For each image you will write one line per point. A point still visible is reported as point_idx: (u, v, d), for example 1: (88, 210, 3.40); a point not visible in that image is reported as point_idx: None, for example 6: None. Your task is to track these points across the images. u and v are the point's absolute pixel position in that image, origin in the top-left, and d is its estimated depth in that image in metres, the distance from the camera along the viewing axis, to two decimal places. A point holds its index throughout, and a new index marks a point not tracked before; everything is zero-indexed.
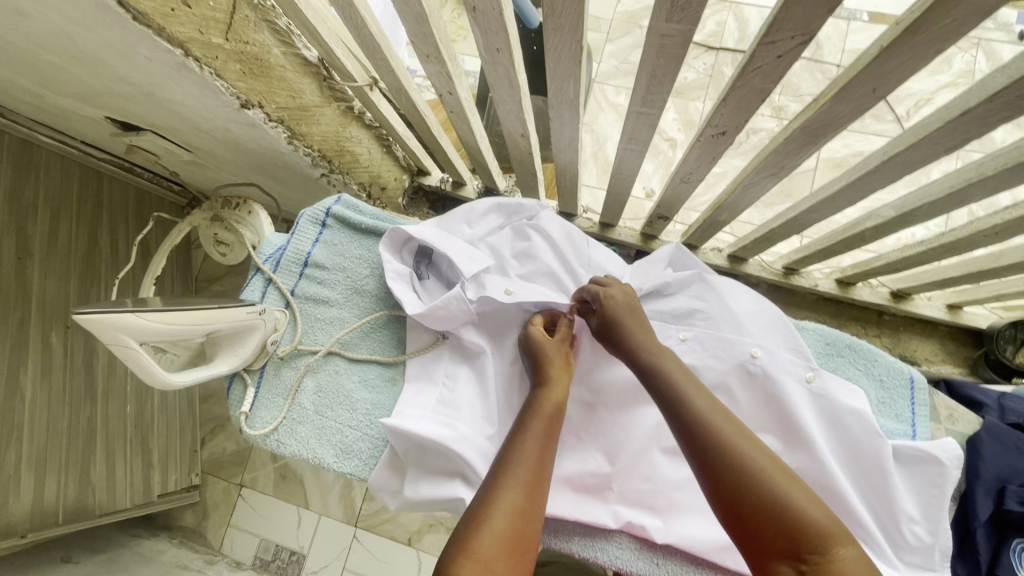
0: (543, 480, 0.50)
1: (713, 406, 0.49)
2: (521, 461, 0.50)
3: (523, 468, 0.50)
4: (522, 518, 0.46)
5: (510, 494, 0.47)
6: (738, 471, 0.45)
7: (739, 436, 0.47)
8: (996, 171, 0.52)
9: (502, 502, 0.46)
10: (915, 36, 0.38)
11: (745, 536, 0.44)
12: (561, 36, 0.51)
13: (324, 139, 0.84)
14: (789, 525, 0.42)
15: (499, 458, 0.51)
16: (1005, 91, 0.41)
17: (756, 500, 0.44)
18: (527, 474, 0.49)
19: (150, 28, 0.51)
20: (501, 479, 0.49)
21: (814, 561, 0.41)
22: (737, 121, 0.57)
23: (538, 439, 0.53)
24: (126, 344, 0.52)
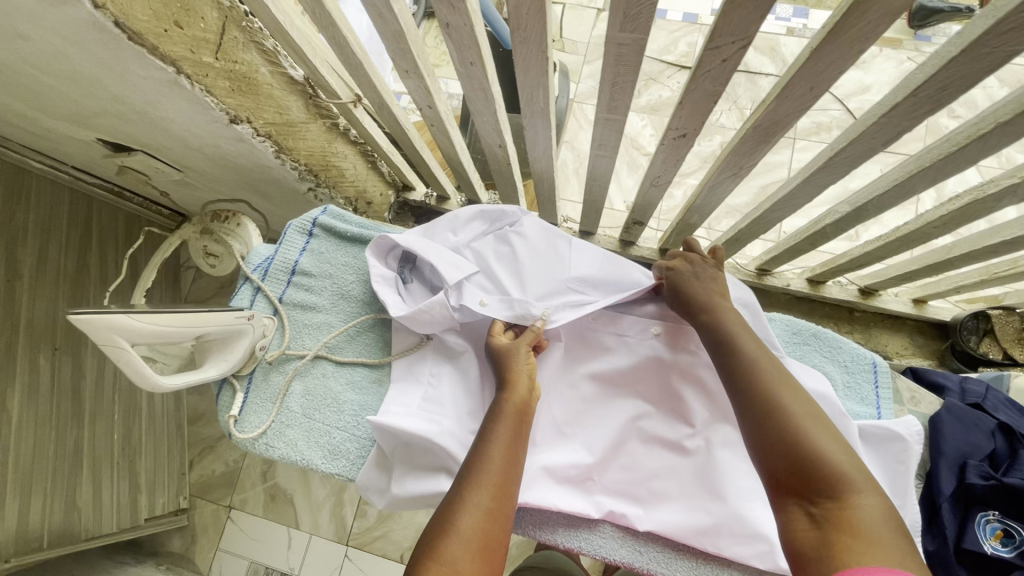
0: (514, 481, 0.53)
1: (759, 358, 0.56)
2: (495, 463, 0.52)
3: (494, 471, 0.52)
4: (495, 516, 0.49)
5: (482, 496, 0.49)
6: (776, 419, 0.51)
7: (782, 389, 0.53)
8: (931, 162, 0.56)
9: (472, 504, 0.49)
10: (838, 37, 0.42)
11: (777, 477, 0.49)
12: (527, 47, 0.55)
13: (311, 154, 0.88)
14: (809, 469, 0.47)
15: (471, 459, 0.53)
16: (925, 85, 0.45)
17: (784, 442, 0.49)
18: (499, 478, 0.51)
19: (145, 46, 0.55)
20: (474, 481, 0.51)
21: (822, 506, 0.46)
22: (695, 124, 0.61)
23: (509, 441, 0.55)
24: (119, 345, 0.54)
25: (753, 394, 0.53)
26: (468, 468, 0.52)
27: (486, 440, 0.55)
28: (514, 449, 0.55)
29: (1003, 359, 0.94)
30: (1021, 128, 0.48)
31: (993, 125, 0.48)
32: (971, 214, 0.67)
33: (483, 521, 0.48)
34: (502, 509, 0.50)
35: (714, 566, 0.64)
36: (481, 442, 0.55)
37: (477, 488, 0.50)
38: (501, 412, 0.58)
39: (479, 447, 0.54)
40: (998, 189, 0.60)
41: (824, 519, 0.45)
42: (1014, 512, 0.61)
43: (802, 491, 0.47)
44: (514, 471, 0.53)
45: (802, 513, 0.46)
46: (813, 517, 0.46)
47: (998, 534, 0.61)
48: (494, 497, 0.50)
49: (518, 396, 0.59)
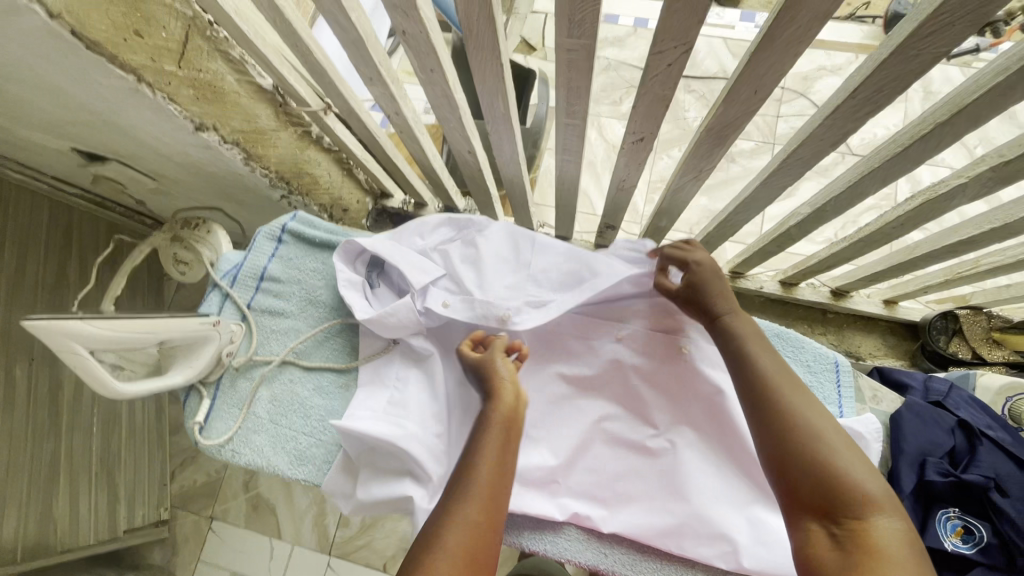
0: (502, 486, 0.53)
1: (775, 370, 0.56)
2: (479, 470, 0.52)
3: (483, 483, 0.52)
4: (482, 527, 0.49)
5: (468, 508, 0.50)
6: (795, 432, 0.51)
7: (800, 402, 0.53)
8: (880, 163, 0.58)
9: (461, 517, 0.49)
10: (773, 41, 0.44)
11: (802, 494, 0.49)
12: (481, 53, 0.56)
13: (282, 162, 0.89)
14: (830, 486, 0.47)
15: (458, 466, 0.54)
16: (861, 87, 0.46)
17: (804, 459, 0.49)
18: (483, 487, 0.51)
19: (103, 55, 0.56)
20: (462, 494, 0.51)
21: (844, 526, 0.46)
22: (651, 128, 0.62)
23: (496, 447, 0.55)
24: (76, 351, 0.54)
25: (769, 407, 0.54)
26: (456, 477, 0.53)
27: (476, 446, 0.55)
28: (501, 454, 0.55)
29: (972, 358, 0.95)
30: (958, 128, 0.49)
31: (932, 126, 0.50)
32: (926, 214, 0.68)
33: (467, 532, 0.48)
34: (489, 519, 0.50)
35: (678, 567, 0.64)
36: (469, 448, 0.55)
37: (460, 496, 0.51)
38: (489, 421, 0.57)
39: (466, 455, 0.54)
40: (948, 188, 0.61)
41: (846, 540, 0.45)
42: (973, 508, 0.62)
43: (822, 509, 0.47)
44: (504, 482, 0.53)
45: (822, 532, 0.46)
46: (833, 536, 0.46)
47: (958, 531, 0.62)
48: (479, 509, 0.50)
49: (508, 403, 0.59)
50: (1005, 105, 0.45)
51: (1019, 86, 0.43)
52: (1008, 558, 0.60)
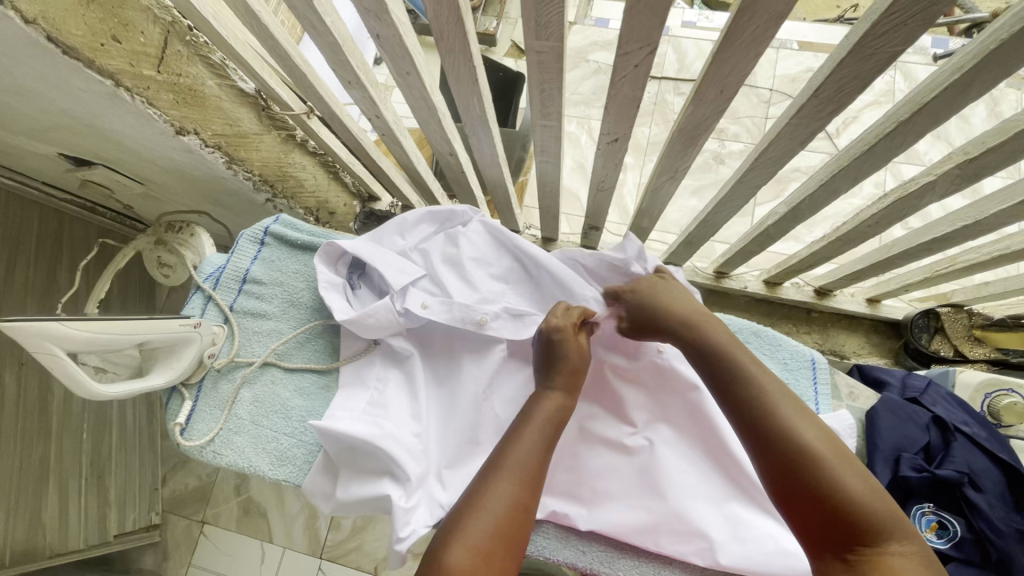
0: (535, 493, 0.51)
1: (766, 380, 0.52)
2: (516, 473, 0.51)
3: (514, 476, 0.51)
4: (507, 532, 0.47)
5: (498, 507, 0.48)
6: (790, 446, 0.47)
7: (795, 417, 0.49)
8: (848, 162, 0.58)
9: (489, 508, 0.48)
10: (733, 42, 0.44)
11: (806, 518, 0.46)
12: (454, 56, 0.57)
13: (265, 164, 0.89)
14: (835, 508, 0.45)
15: (489, 466, 0.52)
16: (823, 86, 0.47)
17: (811, 486, 0.46)
18: (518, 488, 0.50)
19: (80, 61, 0.57)
20: (498, 475, 0.50)
21: (858, 553, 0.43)
22: (624, 128, 0.63)
23: (535, 453, 0.53)
24: (52, 352, 0.55)
25: (758, 421, 0.50)
26: (484, 477, 0.51)
27: (511, 446, 0.53)
28: (540, 459, 0.54)
29: (954, 355, 0.95)
30: (920, 127, 0.50)
31: (895, 125, 0.50)
32: (899, 212, 0.68)
33: (497, 535, 0.46)
34: (518, 526, 0.48)
35: (655, 565, 0.64)
36: (505, 448, 0.54)
37: (492, 492, 0.49)
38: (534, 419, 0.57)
39: (502, 454, 0.53)
40: (918, 186, 0.62)
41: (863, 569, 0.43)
42: (946, 503, 0.63)
43: (834, 536, 0.45)
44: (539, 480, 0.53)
45: (837, 562, 0.44)
46: (848, 564, 0.43)
47: (934, 526, 0.63)
48: (510, 510, 0.48)
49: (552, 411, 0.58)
50: (963, 102, 0.46)
51: (974, 85, 0.43)
52: (982, 552, 0.61)
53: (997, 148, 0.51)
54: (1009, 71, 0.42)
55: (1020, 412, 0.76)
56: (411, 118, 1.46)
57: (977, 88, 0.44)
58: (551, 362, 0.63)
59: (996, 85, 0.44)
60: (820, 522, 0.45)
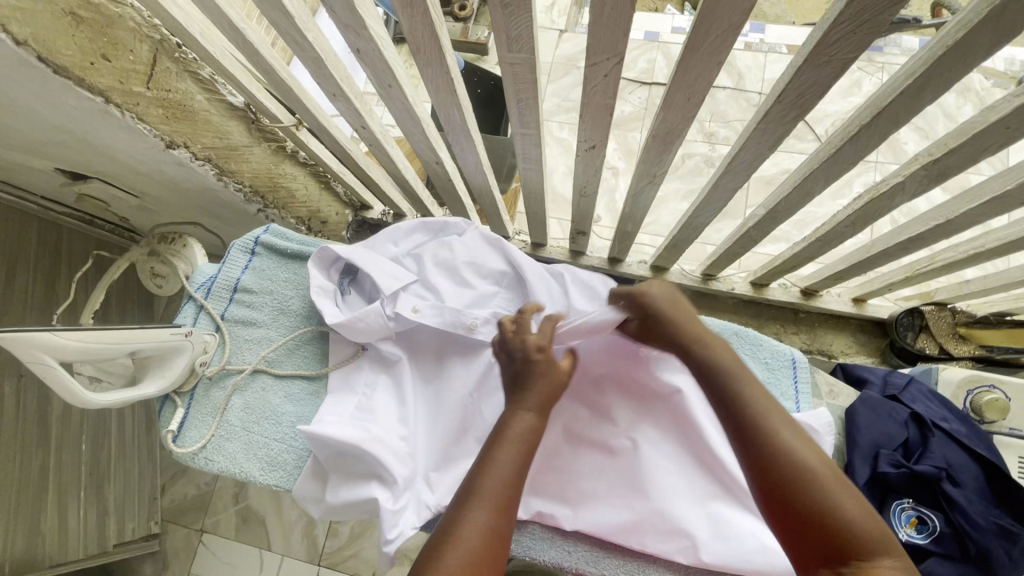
0: (511, 518, 0.51)
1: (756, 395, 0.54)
2: (491, 499, 0.51)
3: (486, 505, 0.51)
4: (482, 560, 0.48)
5: (472, 536, 0.49)
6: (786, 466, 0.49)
7: (786, 432, 0.51)
8: (818, 164, 0.60)
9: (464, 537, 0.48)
10: (695, 51, 0.46)
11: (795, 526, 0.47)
12: (433, 68, 0.59)
13: (256, 175, 0.91)
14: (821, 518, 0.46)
15: (466, 491, 0.52)
16: (785, 92, 0.49)
17: (808, 501, 0.47)
18: (494, 515, 0.50)
19: (71, 79, 0.59)
20: (473, 504, 0.51)
21: (851, 566, 0.45)
22: (600, 136, 0.64)
23: (510, 476, 0.53)
24: (44, 362, 0.56)
25: (753, 435, 0.51)
26: (461, 503, 0.51)
27: (484, 473, 0.53)
28: (515, 482, 0.53)
29: (940, 353, 0.96)
30: (882, 130, 0.52)
31: (858, 128, 0.52)
32: (874, 212, 0.70)
33: (472, 563, 0.47)
34: (494, 551, 0.49)
35: (640, 563, 0.65)
36: (482, 470, 0.53)
37: (466, 523, 0.49)
38: (507, 438, 0.56)
39: (480, 479, 0.52)
40: (889, 187, 0.63)
41: None
42: (926, 498, 0.64)
43: (827, 551, 0.46)
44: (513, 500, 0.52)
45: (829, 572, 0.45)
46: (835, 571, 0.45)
47: (913, 521, 0.64)
48: (485, 538, 0.49)
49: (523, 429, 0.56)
50: (920, 105, 0.48)
51: (927, 89, 0.45)
52: (961, 547, 0.62)
53: (959, 149, 0.52)
54: (958, 75, 0.44)
55: (1001, 408, 0.75)
56: (395, 127, 1.49)
57: (931, 92, 0.46)
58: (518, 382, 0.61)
59: (949, 88, 0.45)
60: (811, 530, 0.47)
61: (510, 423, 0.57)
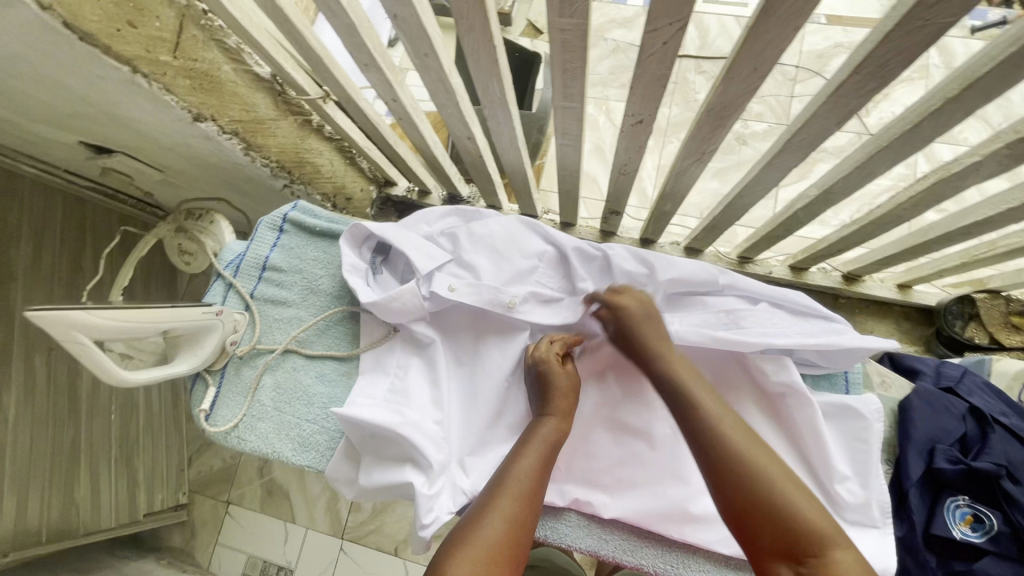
0: (534, 513, 0.53)
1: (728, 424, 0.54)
2: (515, 492, 0.53)
3: (513, 498, 0.53)
4: (506, 545, 0.49)
5: (498, 521, 0.50)
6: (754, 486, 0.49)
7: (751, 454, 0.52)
8: (889, 141, 0.56)
9: (493, 519, 0.50)
10: (772, 14, 0.42)
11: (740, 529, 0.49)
12: (475, 35, 0.55)
13: (282, 150, 0.89)
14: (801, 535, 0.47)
15: (491, 487, 0.55)
16: (864, 62, 0.45)
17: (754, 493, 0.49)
18: (516, 507, 0.52)
19: (97, 47, 0.56)
20: (503, 492, 0.53)
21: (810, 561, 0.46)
22: (650, 110, 0.61)
23: (534, 472, 0.56)
24: (78, 340, 0.55)
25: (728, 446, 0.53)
26: (486, 495, 0.53)
27: (510, 469, 0.56)
28: (539, 480, 0.56)
29: (988, 343, 0.93)
30: (969, 103, 0.48)
31: (942, 102, 0.48)
32: (939, 194, 0.66)
33: (497, 551, 0.48)
34: (517, 542, 0.50)
35: (680, 554, 0.63)
36: (506, 470, 0.56)
37: (492, 512, 0.51)
38: (531, 442, 0.59)
39: (505, 474, 0.55)
40: (962, 167, 0.59)
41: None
42: (983, 496, 0.62)
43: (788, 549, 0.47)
44: (537, 497, 0.55)
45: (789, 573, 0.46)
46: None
47: (968, 519, 0.61)
48: (510, 524, 0.50)
49: (543, 440, 0.59)
50: (1018, 77, 0.44)
51: None
52: (1019, 547, 0.59)
53: None
54: None
55: None
56: (429, 102, 1.43)
57: None
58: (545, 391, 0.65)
59: None
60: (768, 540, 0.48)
61: (536, 430, 0.61)
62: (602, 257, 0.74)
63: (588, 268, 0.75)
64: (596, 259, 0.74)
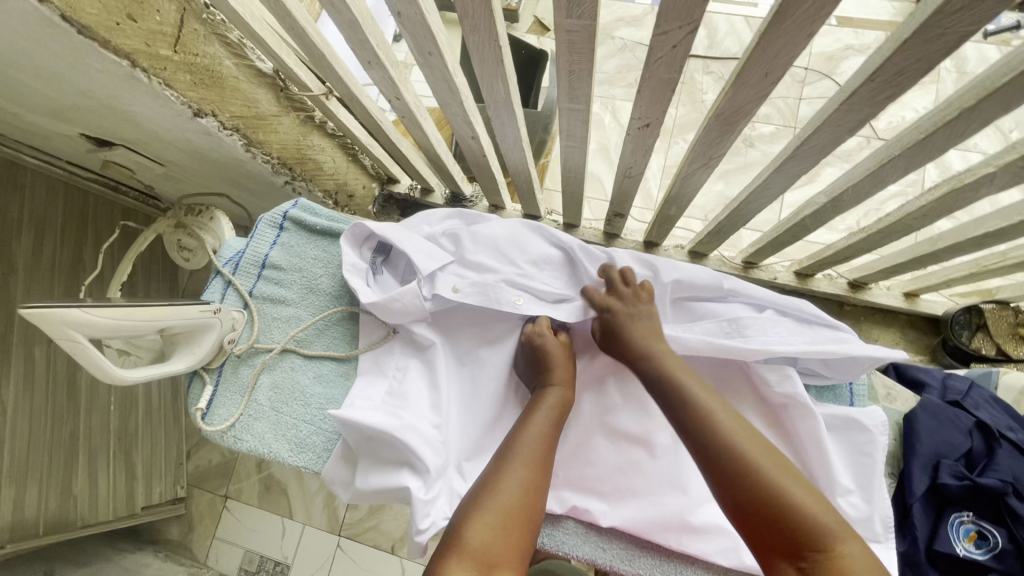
0: (545, 478, 0.55)
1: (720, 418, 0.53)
2: (527, 458, 0.54)
3: (527, 462, 0.54)
4: (522, 510, 0.50)
5: (513, 487, 0.51)
6: (753, 481, 0.48)
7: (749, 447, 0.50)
8: (901, 151, 0.55)
9: (508, 483, 0.51)
10: (785, 19, 0.41)
11: (747, 527, 0.48)
12: (480, 34, 0.54)
13: (284, 147, 0.88)
14: (799, 528, 0.45)
15: (503, 452, 0.56)
16: (879, 70, 0.44)
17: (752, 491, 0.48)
18: (529, 473, 0.53)
19: (96, 40, 0.55)
20: (514, 458, 0.54)
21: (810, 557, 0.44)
22: (657, 113, 0.60)
23: (543, 440, 0.57)
24: (74, 338, 0.54)
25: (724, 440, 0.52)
26: (498, 460, 0.55)
27: (518, 437, 0.57)
28: (547, 448, 0.57)
29: (996, 355, 0.93)
30: (986, 113, 0.46)
31: (958, 112, 0.47)
32: (951, 204, 0.65)
33: (514, 512, 0.49)
34: (532, 506, 0.51)
35: (678, 564, 0.63)
36: (514, 437, 0.58)
37: (506, 476, 0.52)
38: (538, 410, 0.61)
39: (514, 441, 0.57)
40: (975, 177, 0.58)
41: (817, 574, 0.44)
42: (988, 513, 0.61)
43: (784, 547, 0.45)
44: (548, 462, 0.56)
45: (792, 569, 0.45)
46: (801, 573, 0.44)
47: (972, 536, 0.60)
48: (525, 489, 0.52)
49: (549, 409, 0.61)
50: None
51: None
52: None
53: None
54: None
55: None
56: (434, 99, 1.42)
57: None
58: (543, 365, 0.67)
59: None
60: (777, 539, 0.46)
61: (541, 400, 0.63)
62: (607, 258, 0.74)
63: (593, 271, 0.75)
64: (600, 259, 0.75)
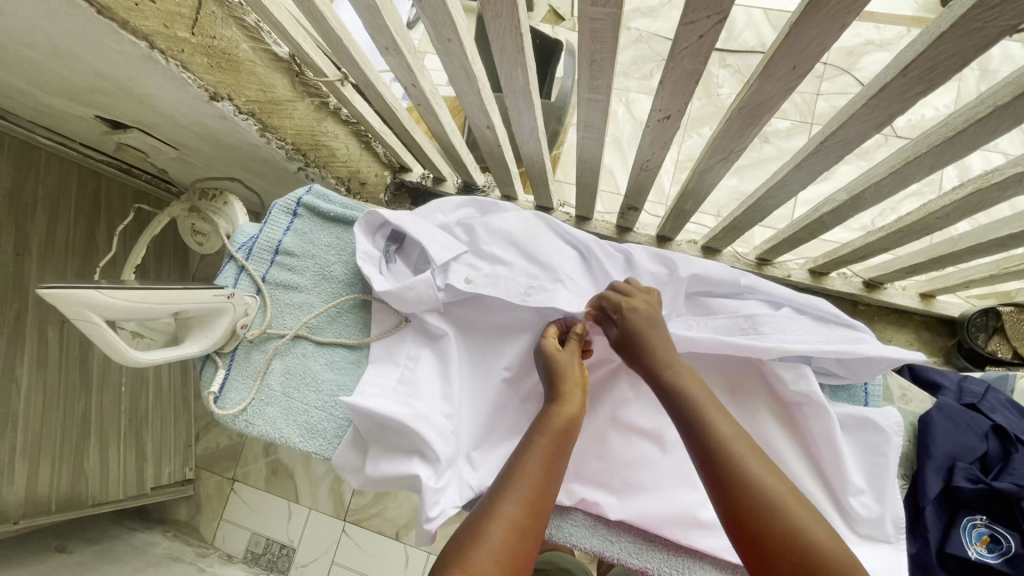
0: (543, 514, 0.49)
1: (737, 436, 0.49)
2: (521, 494, 0.49)
3: (522, 498, 0.48)
4: (508, 559, 0.45)
5: (500, 530, 0.46)
6: (770, 515, 0.45)
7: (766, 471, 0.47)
8: (928, 148, 0.54)
9: (498, 526, 0.46)
10: (817, 11, 0.40)
11: (755, 560, 0.45)
12: (501, 21, 0.53)
13: (298, 133, 0.88)
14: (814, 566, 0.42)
15: (499, 481, 0.51)
16: (912, 65, 0.43)
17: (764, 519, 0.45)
18: (525, 506, 0.48)
19: (115, 21, 0.54)
20: (509, 492, 0.49)
21: None
22: (678, 105, 0.59)
23: (544, 465, 0.51)
24: (91, 319, 0.54)
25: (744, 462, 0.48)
26: (491, 495, 0.49)
27: (515, 465, 0.51)
28: (548, 477, 0.51)
29: (1012, 358, 0.92)
30: (1020, 111, 0.45)
31: (990, 109, 0.46)
32: (976, 204, 0.63)
33: (501, 562, 0.44)
34: (523, 549, 0.46)
35: (687, 559, 0.63)
36: (513, 463, 0.52)
37: (496, 516, 0.47)
38: (544, 430, 0.54)
39: (512, 467, 0.51)
40: (1003, 177, 0.56)
41: None
42: (1002, 517, 0.60)
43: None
44: (549, 493, 0.50)
45: None
46: None
47: (985, 539, 0.60)
48: (516, 530, 0.46)
49: (556, 428, 0.55)
50: None
51: None
52: None
53: None
54: None
55: None
56: (449, 87, 1.41)
57: None
58: (552, 375, 0.61)
59: None
60: (784, 572, 0.43)
61: (549, 416, 0.56)
62: (624, 257, 0.75)
63: (608, 266, 0.75)
64: (616, 259, 0.75)
